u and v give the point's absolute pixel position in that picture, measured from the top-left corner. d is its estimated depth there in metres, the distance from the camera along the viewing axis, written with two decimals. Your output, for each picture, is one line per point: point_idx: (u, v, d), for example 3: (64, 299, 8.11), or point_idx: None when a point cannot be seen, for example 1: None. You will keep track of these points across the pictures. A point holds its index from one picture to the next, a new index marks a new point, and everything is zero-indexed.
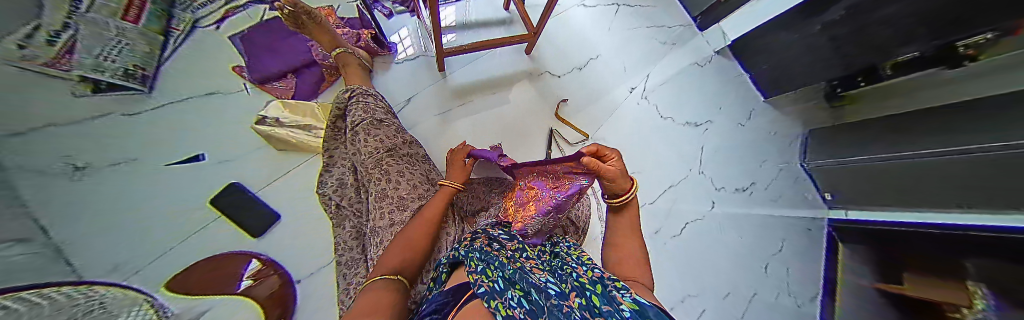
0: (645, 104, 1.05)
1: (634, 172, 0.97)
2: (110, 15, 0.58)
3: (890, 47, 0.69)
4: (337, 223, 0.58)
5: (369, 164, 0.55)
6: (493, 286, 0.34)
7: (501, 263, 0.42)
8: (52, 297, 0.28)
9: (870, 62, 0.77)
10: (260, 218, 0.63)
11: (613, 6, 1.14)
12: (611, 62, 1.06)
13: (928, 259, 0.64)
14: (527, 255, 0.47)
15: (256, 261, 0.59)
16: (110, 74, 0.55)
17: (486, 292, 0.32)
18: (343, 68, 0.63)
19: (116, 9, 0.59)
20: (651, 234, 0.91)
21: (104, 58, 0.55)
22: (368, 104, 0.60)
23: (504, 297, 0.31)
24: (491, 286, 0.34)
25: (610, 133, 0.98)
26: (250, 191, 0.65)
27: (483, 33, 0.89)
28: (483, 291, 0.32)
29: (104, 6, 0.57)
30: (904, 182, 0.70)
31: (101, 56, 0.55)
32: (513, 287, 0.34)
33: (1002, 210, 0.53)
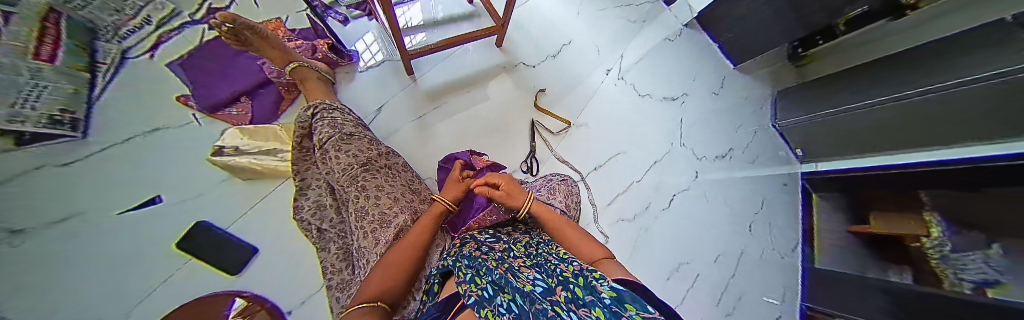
0: (622, 84, 1.06)
1: (618, 154, 0.99)
2: (14, 52, 0.47)
3: (841, 4, 0.72)
4: (321, 247, 0.56)
5: (344, 182, 0.52)
6: (482, 294, 0.33)
7: (488, 267, 0.42)
8: None
9: (824, 21, 0.80)
10: (233, 255, 0.58)
11: None
12: (584, 46, 1.06)
13: (898, 201, 0.68)
14: (515, 254, 0.47)
15: (241, 299, 0.54)
16: (34, 125, 0.47)
17: (474, 301, 0.32)
18: (302, 83, 0.59)
19: (22, 47, 0.49)
20: (641, 212, 0.93)
21: (23, 107, 0.46)
22: (334, 119, 0.57)
23: (491, 305, 0.30)
24: (479, 294, 0.34)
25: (590, 118, 0.99)
26: (220, 227, 0.60)
27: (449, 30, 0.85)
28: (471, 301, 0.32)
29: (4, 43, 0.47)
30: (852, 136, 0.74)
31: (18, 105, 0.46)
32: (501, 292, 0.34)
33: (928, 148, 0.58)
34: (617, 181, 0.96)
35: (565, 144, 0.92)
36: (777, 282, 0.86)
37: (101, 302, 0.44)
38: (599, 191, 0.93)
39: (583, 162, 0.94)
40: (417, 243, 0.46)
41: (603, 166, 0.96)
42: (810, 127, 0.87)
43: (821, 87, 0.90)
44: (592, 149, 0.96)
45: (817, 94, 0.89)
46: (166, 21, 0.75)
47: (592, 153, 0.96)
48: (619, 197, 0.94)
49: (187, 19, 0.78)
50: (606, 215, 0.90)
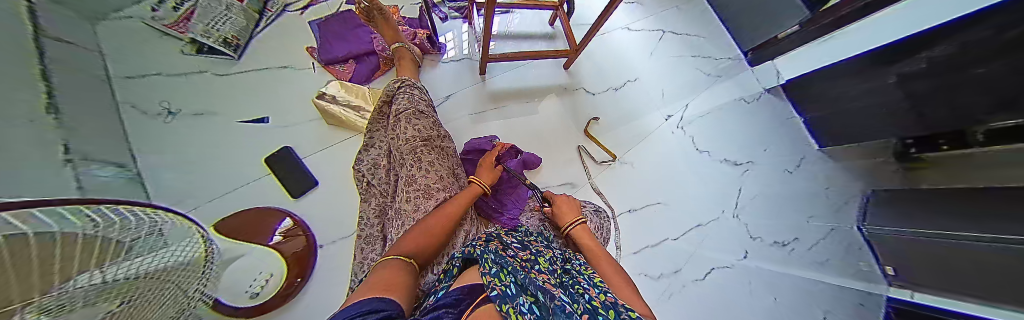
0: (680, 134, 1.01)
1: (660, 203, 0.92)
2: None
3: (983, 111, 0.60)
4: (364, 199, 0.62)
5: (405, 150, 0.59)
6: (506, 290, 0.36)
7: (512, 267, 0.42)
8: (121, 218, 0.33)
9: (954, 125, 0.67)
10: (298, 179, 0.64)
11: (657, 32, 1.13)
12: (650, 87, 1.04)
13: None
14: (539, 268, 0.46)
15: (289, 220, 0.60)
16: (211, 40, 0.69)
17: (498, 294, 0.35)
18: (398, 60, 0.69)
19: None
20: (669, 274, 0.84)
21: (207, 28, 0.69)
22: (413, 95, 0.65)
23: (515, 302, 0.33)
24: (502, 289, 0.36)
25: (638, 158, 0.95)
26: (300, 155, 0.66)
27: (527, 44, 0.92)
28: (495, 293, 0.35)
29: None
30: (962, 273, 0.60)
31: (206, 27, 0.69)
32: (523, 292, 0.37)
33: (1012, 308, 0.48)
34: (649, 231, 0.89)
35: (605, 175, 0.90)
36: None
37: (209, 186, 0.59)
38: (627, 235, 0.87)
39: (619, 199, 0.89)
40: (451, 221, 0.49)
41: (639, 211, 0.90)
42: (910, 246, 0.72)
43: (941, 200, 0.73)
44: (631, 190, 0.92)
45: (932, 208, 0.73)
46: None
47: (632, 195, 0.91)
48: (647, 249, 0.86)
49: None
50: (629, 263, 0.83)
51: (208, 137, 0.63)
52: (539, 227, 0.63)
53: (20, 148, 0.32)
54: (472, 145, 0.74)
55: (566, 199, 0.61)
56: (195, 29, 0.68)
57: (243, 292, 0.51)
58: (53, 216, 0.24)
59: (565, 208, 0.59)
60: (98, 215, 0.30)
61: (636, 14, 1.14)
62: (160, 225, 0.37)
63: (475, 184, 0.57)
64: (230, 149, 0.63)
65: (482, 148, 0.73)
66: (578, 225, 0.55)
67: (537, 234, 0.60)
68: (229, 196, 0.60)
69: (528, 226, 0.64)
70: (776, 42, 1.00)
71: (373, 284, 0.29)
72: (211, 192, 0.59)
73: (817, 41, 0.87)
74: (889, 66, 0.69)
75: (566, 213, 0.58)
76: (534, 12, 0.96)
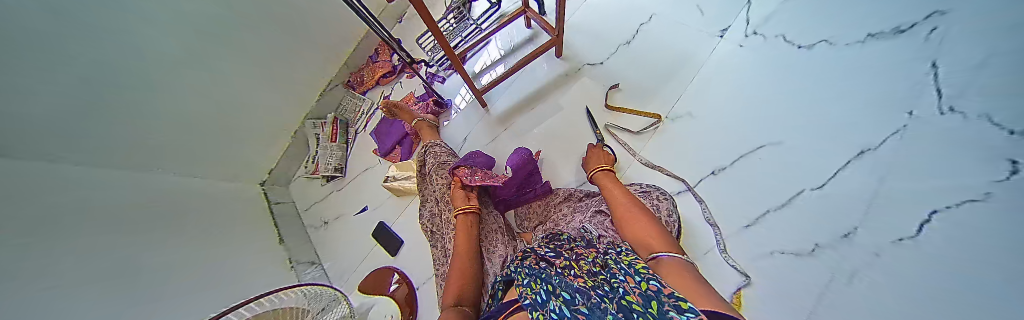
0: (755, 42, 0.73)
1: (770, 145, 0.62)
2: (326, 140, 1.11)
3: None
4: (433, 244, 0.76)
5: (442, 198, 0.72)
6: (537, 298, 0.36)
7: (544, 275, 0.42)
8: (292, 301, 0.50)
9: None
10: (392, 243, 0.86)
11: None
12: (669, 19, 0.85)
13: None
14: (575, 272, 0.42)
15: (398, 274, 0.81)
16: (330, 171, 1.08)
17: (529, 303, 0.35)
18: (421, 131, 0.87)
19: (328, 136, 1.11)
20: None
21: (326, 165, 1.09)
22: (436, 151, 0.79)
23: (546, 309, 0.33)
24: (533, 298, 0.37)
25: (695, 103, 0.75)
26: (390, 224, 0.90)
27: (514, 57, 0.96)
28: (526, 303, 0.36)
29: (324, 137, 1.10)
30: None
31: (326, 165, 1.09)
32: (554, 296, 0.35)
33: None
34: (759, 193, 0.60)
35: (652, 143, 0.76)
36: None
37: (349, 264, 0.89)
38: (724, 205, 0.64)
39: (688, 163, 0.71)
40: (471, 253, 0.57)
41: (730, 168, 0.66)
42: None
43: None
44: (702, 146, 0.71)
45: None
46: (367, 109, 1.16)
47: (706, 151, 0.70)
48: (771, 214, 0.56)
49: (373, 104, 1.16)
50: (738, 246, 0.58)
51: (342, 231, 0.96)
52: (580, 229, 0.59)
53: None
54: None
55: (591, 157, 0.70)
56: (322, 168, 1.08)
57: None
58: (257, 309, 0.43)
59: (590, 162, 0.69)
60: (287, 296, 0.50)
61: None
62: (326, 293, 0.58)
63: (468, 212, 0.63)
64: (353, 235, 0.93)
65: None
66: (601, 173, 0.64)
67: (580, 238, 0.55)
68: (360, 267, 0.87)
69: (569, 231, 0.60)
70: None
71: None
72: (351, 268, 0.88)
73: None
74: None
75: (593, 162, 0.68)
76: (510, 27, 1.00)
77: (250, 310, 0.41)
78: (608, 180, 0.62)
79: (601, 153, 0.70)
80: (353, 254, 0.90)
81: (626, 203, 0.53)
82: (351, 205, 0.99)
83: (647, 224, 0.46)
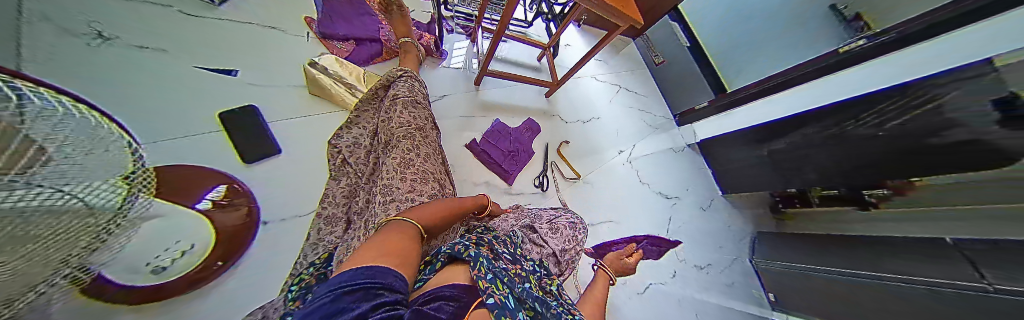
0: (628, 167, 1.21)
1: (610, 222, 1.03)
2: None
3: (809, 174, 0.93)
4: (332, 176, 0.57)
5: (396, 136, 0.59)
6: (504, 301, 0.37)
7: (506, 279, 0.44)
8: None
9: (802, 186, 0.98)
10: (259, 146, 0.57)
11: (615, 86, 1.39)
12: (608, 126, 1.27)
13: None
14: (526, 285, 0.47)
15: (224, 187, 0.50)
16: None
17: (494, 303, 0.35)
18: (403, 53, 0.72)
19: None
20: (616, 284, 0.92)
21: None
22: (412, 86, 0.67)
23: (514, 316, 0.35)
24: (500, 300, 0.37)
25: (597, 179, 1.10)
26: (265, 119, 0.61)
27: (517, 70, 1.07)
28: (491, 302, 0.35)
29: None
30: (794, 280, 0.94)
31: None
32: (518, 306, 0.38)
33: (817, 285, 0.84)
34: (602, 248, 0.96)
35: (571, 191, 1.01)
36: None
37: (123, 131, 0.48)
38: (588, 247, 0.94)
39: (582, 213, 0.99)
40: (452, 212, 0.55)
41: (595, 226, 0.99)
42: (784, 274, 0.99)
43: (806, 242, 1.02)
44: (592, 206, 1.03)
45: (807, 243, 1.02)
46: None
47: (592, 212, 1.01)
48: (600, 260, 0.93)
49: None
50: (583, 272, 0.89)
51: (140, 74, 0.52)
52: (510, 232, 0.65)
53: None
54: (484, 142, 0.87)
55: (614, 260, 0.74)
56: None
57: (134, 271, 0.38)
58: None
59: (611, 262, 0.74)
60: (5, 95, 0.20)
61: (604, 68, 1.41)
62: (78, 131, 0.27)
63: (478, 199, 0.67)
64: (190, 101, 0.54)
65: (483, 151, 0.86)
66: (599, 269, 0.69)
67: (510, 238, 0.61)
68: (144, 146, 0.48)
69: (500, 231, 0.65)
70: (693, 111, 1.31)
71: (385, 251, 0.34)
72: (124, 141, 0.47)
73: (724, 113, 1.17)
74: (763, 143, 1.03)
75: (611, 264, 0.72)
76: (528, 48, 1.14)
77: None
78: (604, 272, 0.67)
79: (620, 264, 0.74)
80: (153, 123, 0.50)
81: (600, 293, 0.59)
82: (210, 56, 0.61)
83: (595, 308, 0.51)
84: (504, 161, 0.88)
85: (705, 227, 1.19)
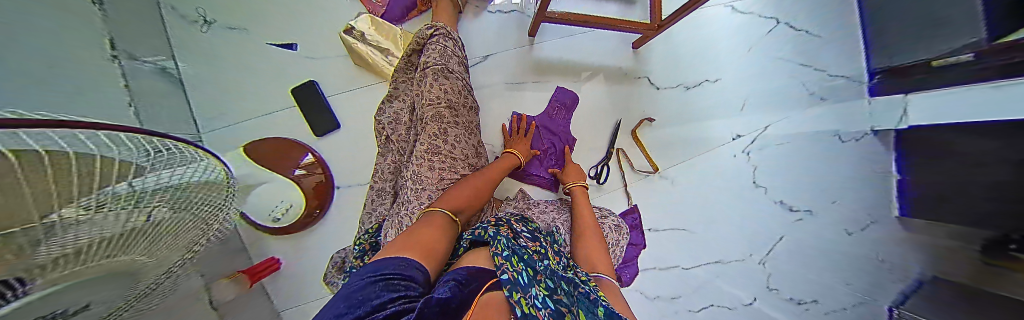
0: (742, 160, 0.82)
1: (689, 231, 0.81)
2: None
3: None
4: (381, 153, 0.61)
5: (426, 115, 0.53)
6: (518, 277, 0.31)
7: (527, 256, 0.37)
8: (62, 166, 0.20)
9: None
10: (323, 120, 0.66)
11: (770, 22, 0.84)
12: (729, 94, 0.83)
13: None
14: (549, 263, 0.39)
15: (311, 157, 0.64)
16: None
17: (507, 280, 0.30)
18: (436, 0, 0.61)
19: None
20: (671, 299, 0.80)
21: None
22: (445, 47, 0.56)
23: (528, 294, 0.29)
24: (515, 275, 0.31)
25: (682, 175, 0.83)
26: (324, 93, 0.67)
27: (593, 6, 0.74)
28: (504, 279, 0.30)
29: None
30: None
31: None
32: (537, 283, 0.32)
33: None
34: (661, 256, 0.81)
35: (639, 186, 0.81)
36: None
37: (240, 108, 0.65)
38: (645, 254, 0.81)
39: (648, 214, 0.81)
40: (486, 197, 0.52)
41: (663, 231, 0.82)
42: None
43: None
44: (664, 207, 0.82)
45: None
46: None
47: (660, 215, 0.82)
48: (656, 271, 0.81)
49: None
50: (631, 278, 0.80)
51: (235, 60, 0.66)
52: (551, 227, 0.58)
53: (35, 53, 0.33)
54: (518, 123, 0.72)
55: (574, 169, 0.70)
56: None
57: (269, 215, 0.62)
58: (77, 143, 0.22)
59: (572, 175, 0.69)
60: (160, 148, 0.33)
61: None
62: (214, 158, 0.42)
63: (511, 155, 0.63)
64: (270, 80, 0.65)
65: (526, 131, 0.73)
66: (579, 187, 0.65)
67: (549, 233, 0.53)
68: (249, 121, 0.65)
69: (541, 223, 0.58)
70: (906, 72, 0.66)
71: (407, 244, 0.34)
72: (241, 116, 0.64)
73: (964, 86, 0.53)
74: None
75: (570, 174, 0.68)
76: None
77: (74, 140, 0.22)
78: (583, 196, 0.64)
79: (578, 173, 0.68)
80: (251, 100, 0.65)
81: (587, 225, 0.57)
82: (266, 27, 0.66)
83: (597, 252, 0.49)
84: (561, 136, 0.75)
85: None
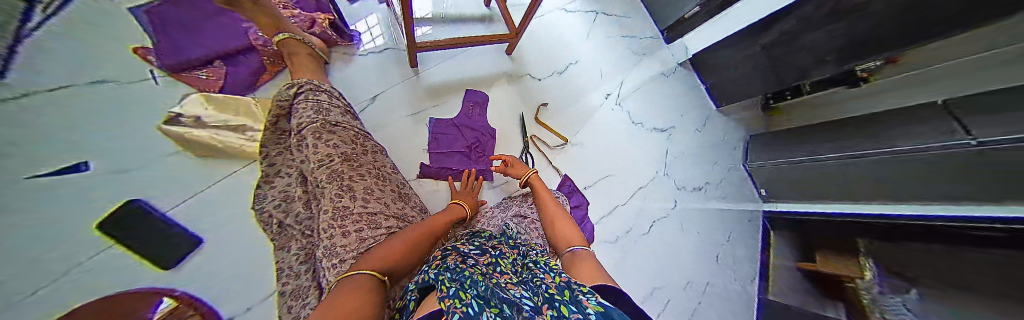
0: (619, 111, 1.08)
1: (610, 176, 0.99)
2: None
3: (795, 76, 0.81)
4: (281, 245, 0.50)
5: (319, 178, 0.46)
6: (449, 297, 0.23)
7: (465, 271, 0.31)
8: None
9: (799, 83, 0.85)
10: (172, 239, 0.50)
11: (591, 13, 1.14)
12: (588, 67, 1.08)
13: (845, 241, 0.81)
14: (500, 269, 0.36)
15: (170, 299, 0.45)
16: None
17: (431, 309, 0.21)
18: (289, 56, 0.56)
19: None
20: (624, 235, 0.94)
21: None
22: (319, 103, 0.52)
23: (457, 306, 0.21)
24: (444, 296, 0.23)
25: (587, 138, 1.00)
26: (160, 209, 0.51)
27: (459, 29, 0.84)
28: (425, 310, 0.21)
29: None
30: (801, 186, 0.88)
31: None
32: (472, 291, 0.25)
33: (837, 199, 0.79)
34: (602, 206, 0.95)
35: (561, 159, 0.94)
36: (727, 308, 0.97)
37: None
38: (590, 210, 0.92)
39: (578, 177, 0.95)
40: (428, 240, 0.48)
41: (595, 185, 0.96)
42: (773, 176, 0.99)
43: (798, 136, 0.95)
44: (586, 167, 0.97)
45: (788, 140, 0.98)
46: None
47: (586, 175, 0.96)
48: (604, 218, 0.94)
49: None
50: None
51: None
52: (501, 227, 0.59)
53: None
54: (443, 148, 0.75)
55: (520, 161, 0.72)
56: None
57: None
58: None
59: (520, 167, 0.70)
60: None
61: None
62: None
63: (456, 205, 0.61)
64: None
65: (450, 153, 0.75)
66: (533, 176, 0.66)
67: (501, 235, 0.54)
68: None
69: (490, 229, 0.58)
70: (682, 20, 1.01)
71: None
72: None
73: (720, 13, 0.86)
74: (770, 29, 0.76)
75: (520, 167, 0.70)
76: None
77: None
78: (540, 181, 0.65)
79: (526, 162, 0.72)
80: None
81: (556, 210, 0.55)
82: None
83: (569, 229, 0.48)
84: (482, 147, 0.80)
85: (701, 148, 1.13)
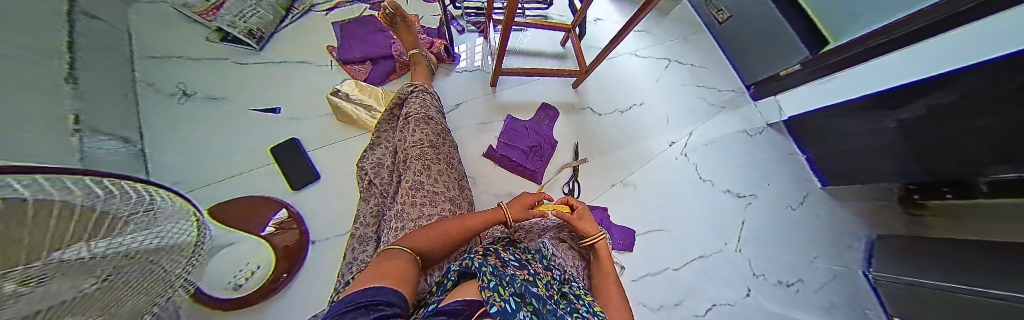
0: (685, 161, 0.99)
1: (662, 230, 0.89)
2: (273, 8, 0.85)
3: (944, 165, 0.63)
4: (364, 196, 0.62)
5: (410, 154, 0.58)
6: (506, 306, 0.28)
7: (512, 277, 0.34)
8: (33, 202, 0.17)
9: (955, 175, 0.65)
10: (303, 174, 0.70)
11: (666, 60, 1.14)
12: (654, 111, 1.06)
13: None
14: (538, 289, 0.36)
15: (284, 212, 0.66)
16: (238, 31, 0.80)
17: (495, 311, 0.27)
18: (413, 66, 0.75)
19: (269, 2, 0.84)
20: (668, 305, 0.79)
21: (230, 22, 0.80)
22: (424, 99, 0.66)
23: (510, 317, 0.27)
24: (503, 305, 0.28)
25: (641, 181, 0.94)
26: (305, 148, 0.74)
27: (535, 61, 0.97)
28: (492, 311, 0.26)
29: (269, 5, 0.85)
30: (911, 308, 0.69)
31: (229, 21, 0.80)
32: (524, 305, 0.29)
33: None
34: (646, 261, 0.84)
35: (608, 195, 0.90)
36: None
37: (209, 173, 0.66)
38: (631, 262, 0.83)
39: (624, 221, 0.88)
40: (465, 237, 0.51)
41: (642, 236, 0.87)
42: (904, 291, 0.72)
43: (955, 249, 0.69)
44: (635, 212, 0.90)
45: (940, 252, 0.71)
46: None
47: (633, 220, 0.88)
48: (647, 277, 0.82)
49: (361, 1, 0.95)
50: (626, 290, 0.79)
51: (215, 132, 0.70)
52: (539, 244, 0.58)
53: None
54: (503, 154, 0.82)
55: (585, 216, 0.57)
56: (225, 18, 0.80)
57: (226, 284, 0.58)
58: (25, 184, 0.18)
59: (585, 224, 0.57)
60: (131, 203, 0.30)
61: (646, 40, 1.17)
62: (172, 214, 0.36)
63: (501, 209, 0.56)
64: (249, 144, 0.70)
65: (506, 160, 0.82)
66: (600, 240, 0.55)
67: (536, 252, 0.53)
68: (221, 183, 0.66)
69: (528, 242, 0.58)
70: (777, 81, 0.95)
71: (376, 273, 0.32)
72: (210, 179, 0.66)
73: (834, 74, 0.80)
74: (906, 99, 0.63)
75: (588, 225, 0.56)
76: (550, 34, 1.02)
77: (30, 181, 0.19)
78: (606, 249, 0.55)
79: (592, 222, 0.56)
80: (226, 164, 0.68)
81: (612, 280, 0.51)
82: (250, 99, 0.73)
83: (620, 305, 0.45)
84: (529, 161, 0.84)
85: (791, 229, 0.91)
